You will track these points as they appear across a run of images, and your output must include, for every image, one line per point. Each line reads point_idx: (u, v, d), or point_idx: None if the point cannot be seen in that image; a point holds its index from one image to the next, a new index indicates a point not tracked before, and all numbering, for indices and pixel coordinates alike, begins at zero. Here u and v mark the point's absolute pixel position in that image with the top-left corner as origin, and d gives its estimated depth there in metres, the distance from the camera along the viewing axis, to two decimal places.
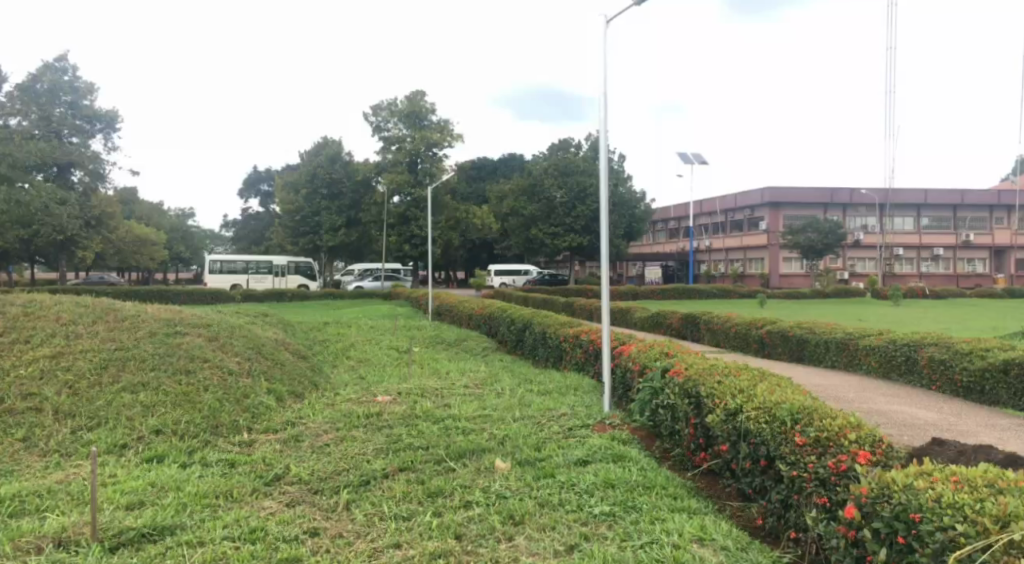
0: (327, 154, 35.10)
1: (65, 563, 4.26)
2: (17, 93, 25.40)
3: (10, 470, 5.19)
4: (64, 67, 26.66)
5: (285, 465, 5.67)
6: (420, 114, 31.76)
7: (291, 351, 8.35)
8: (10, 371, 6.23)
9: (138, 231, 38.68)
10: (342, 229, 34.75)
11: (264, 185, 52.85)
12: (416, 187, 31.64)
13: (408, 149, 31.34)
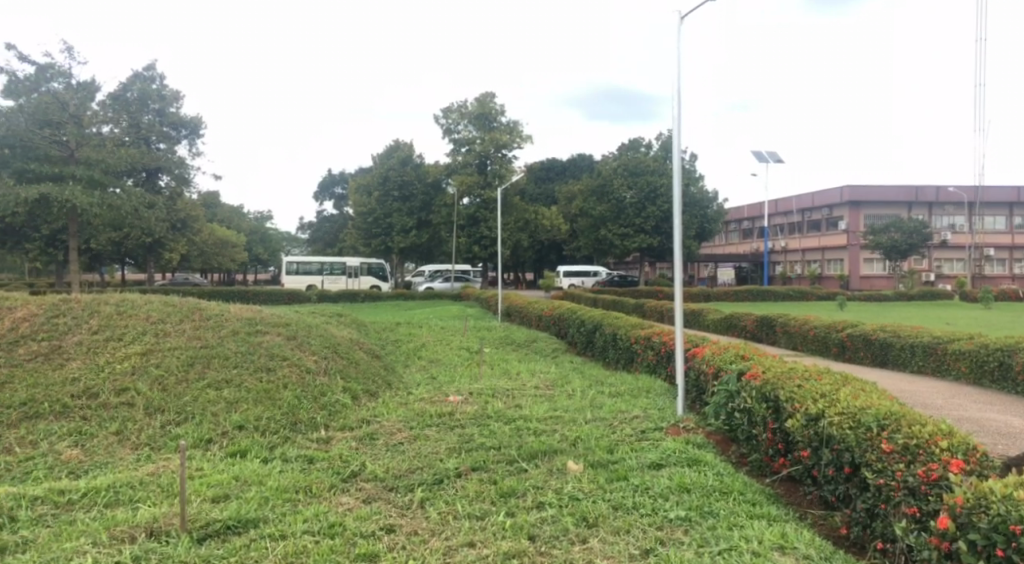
0: (399, 157, 35.65)
1: (157, 553, 4.48)
2: (109, 99, 23.57)
3: (106, 463, 5.44)
4: (152, 75, 27.07)
5: (361, 462, 5.78)
6: (489, 116, 31.98)
7: (366, 351, 8.49)
8: (105, 367, 6.53)
9: (221, 233, 40.18)
10: (414, 231, 34.79)
11: (338, 187, 54.17)
12: (486, 189, 32.03)
13: (478, 152, 31.67)
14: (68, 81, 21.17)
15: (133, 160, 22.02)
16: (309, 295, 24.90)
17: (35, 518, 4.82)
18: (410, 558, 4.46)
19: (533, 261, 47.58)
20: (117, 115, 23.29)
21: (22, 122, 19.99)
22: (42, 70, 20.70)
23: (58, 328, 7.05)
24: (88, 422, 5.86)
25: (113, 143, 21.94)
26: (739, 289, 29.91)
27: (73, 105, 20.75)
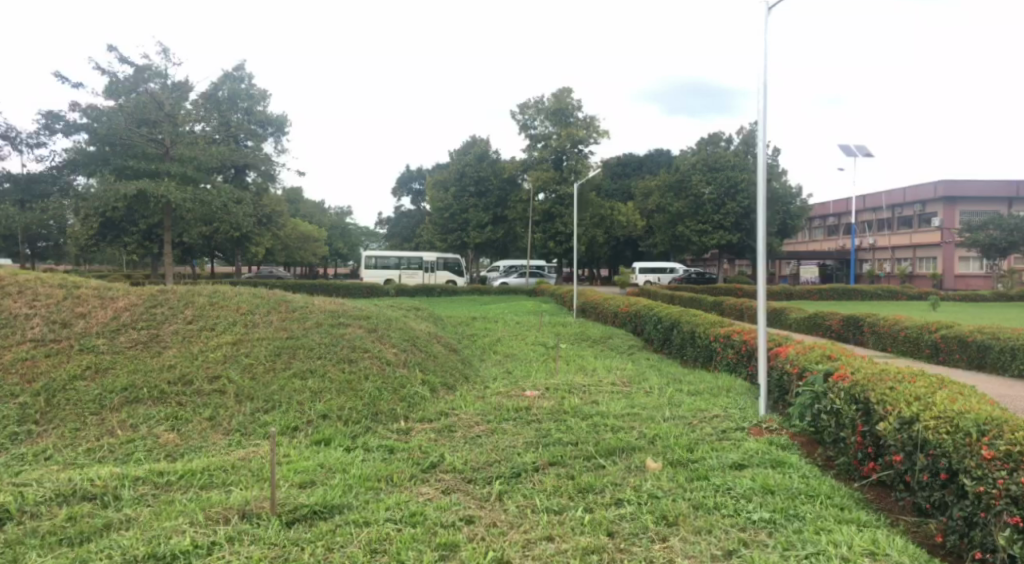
0: (475, 153, 35.87)
1: (250, 535, 4.66)
2: (200, 99, 22.73)
3: (200, 447, 5.68)
4: (241, 76, 28.59)
5: (440, 453, 5.87)
6: (566, 111, 31.80)
7: (443, 344, 8.63)
8: (199, 355, 6.81)
9: (305, 229, 41.27)
10: (489, 226, 35.29)
11: (415, 184, 55.12)
12: (563, 185, 31.90)
13: (554, 148, 31.61)
14: (163, 81, 21.73)
15: (223, 156, 22.23)
16: (389, 290, 25.29)
17: (137, 497, 5.08)
18: (490, 549, 4.52)
19: (608, 257, 47.34)
20: (209, 115, 22.80)
21: (121, 120, 20.46)
22: (140, 70, 21.17)
23: (156, 318, 7.39)
24: (183, 407, 6.11)
25: (206, 141, 22.20)
26: (824, 288, 29.25)
27: (168, 103, 21.10)
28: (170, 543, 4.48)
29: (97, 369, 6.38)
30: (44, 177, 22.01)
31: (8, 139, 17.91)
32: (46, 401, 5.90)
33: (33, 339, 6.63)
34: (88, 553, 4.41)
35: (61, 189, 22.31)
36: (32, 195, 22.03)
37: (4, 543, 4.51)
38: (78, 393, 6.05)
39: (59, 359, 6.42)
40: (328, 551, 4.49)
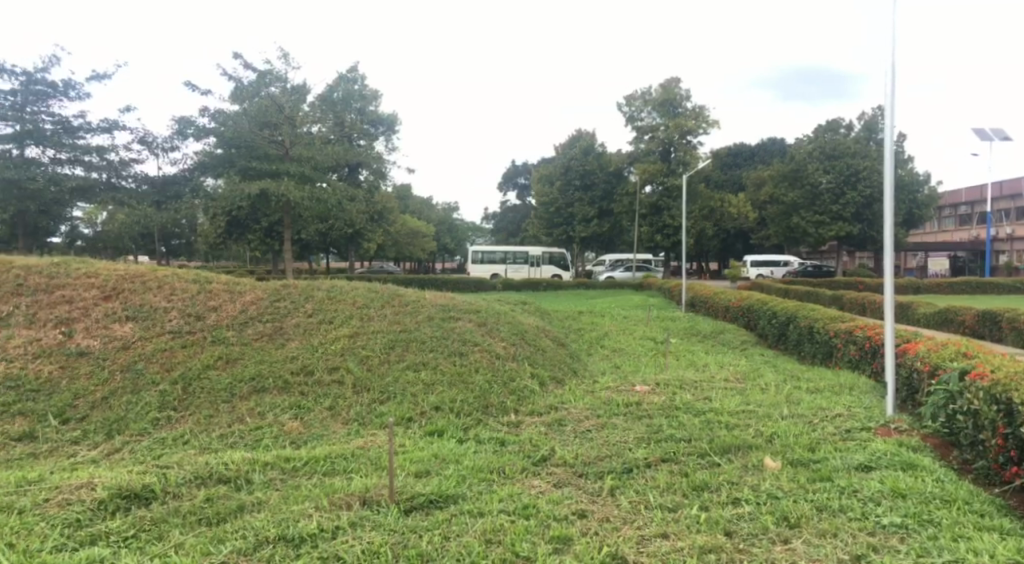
0: (582, 147, 35.28)
1: (371, 521, 4.83)
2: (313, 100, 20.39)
3: (322, 435, 5.93)
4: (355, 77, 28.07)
5: (551, 447, 5.89)
6: (674, 102, 30.71)
7: (551, 339, 8.66)
8: (319, 347, 7.11)
9: (414, 225, 42.12)
10: (594, 220, 34.90)
11: (521, 178, 55.46)
12: (670, 177, 30.75)
13: (661, 139, 30.62)
14: (284, 84, 19.66)
15: (341, 157, 19.77)
16: (496, 283, 25.32)
17: (267, 481, 5.35)
18: (604, 544, 4.50)
19: (717, 250, 46.13)
20: (327, 116, 20.41)
21: (245, 123, 18.43)
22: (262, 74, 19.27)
23: (279, 311, 7.75)
24: (305, 397, 6.40)
25: (323, 141, 19.75)
26: (955, 280, 27.49)
27: (288, 105, 18.88)
28: (298, 527, 4.70)
29: (227, 359, 6.76)
30: (178, 177, 19.84)
31: (144, 143, 17.78)
32: (184, 389, 6.29)
33: (170, 331, 7.08)
34: (224, 533, 4.69)
35: (193, 191, 19.84)
36: (166, 196, 19.75)
37: (149, 521, 4.84)
38: (211, 382, 6.42)
39: (192, 350, 6.83)
40: (445, 539, 4.60)
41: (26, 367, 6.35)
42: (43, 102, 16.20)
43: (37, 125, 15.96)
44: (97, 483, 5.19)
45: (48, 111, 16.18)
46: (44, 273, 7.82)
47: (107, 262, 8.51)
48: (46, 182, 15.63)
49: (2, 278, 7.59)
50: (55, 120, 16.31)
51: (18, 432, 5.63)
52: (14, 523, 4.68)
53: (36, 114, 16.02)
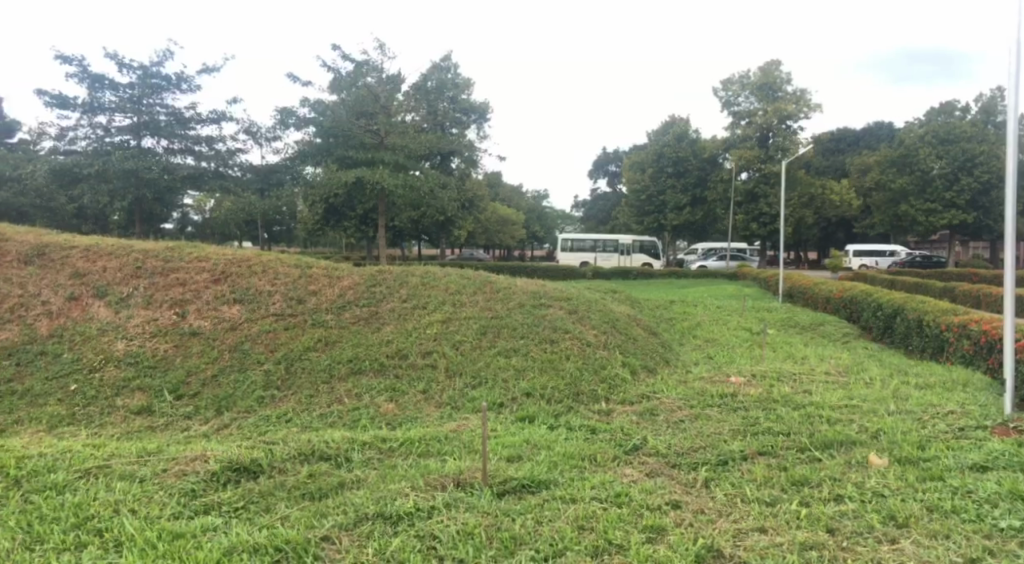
0: (675, 132, 34.06)
1: (466, 502, 4.92)
2: (411, 90, 20.41)
3: (416, 418, 6.07)
4: (449, 65, 26.09)
5: (643, 436, 5.84)
6: (773, 85, 29.30)
7: (643, 327, 8.57)
8: (414, 331, 7.29)
9: (503, 212, 41.95)
10: (687, 208, 33.71)
11: (612, 166, 54.82)
12: (766, 164, 29.08)
13: (759, 124, 28.99)
14: (380, 74, 19.55)
15: (433, 145, 19.80)
16: (586, 272, 24.97)
17: (365, 460, 5.53)
18: (700, 536, 4.44)
19: (817, 239, 44.39)
20: (421, 104, 20.45)
21: (342, 113, 18.64)
22: (360, 64, 19.24)
23: (375, 296, 7.97)
24: (400, 379, 6.56)
25: (416, 130, 19.84)
26: None
27: (383, 95, 19.14)
28: (396, 505, 4.83)
29: (326, 342, 7.00)
30: (280, 165, 19.26)
31: (249, 133, 18.32)
32: (286, 369, 6.56)
33: (274, 313, 7.38)
34: (327, 508, 4.87)
35: (294, 180, 19.61)
36: (269, 185, 19.18)
37: (259, 493, 5.08)
38: (312, 363, 6.67)
39: (295, 332, 7.10)
40: (538, 524, 4.65)
41: (145, 345, 6.74)
42: (158, 96, 16.53)
43: (153, 116, 16.36)
44: (209, 456, 5.48)
45: (162, 103, 16.51)
46: (160, 257, 8.26)
47: (216, 247, 8.93)
48: (161, 171, 15.87)
49: (122, 260, 8.06)
50: (169, 112, 16.62)
51: (137, 405, 5.99)
52: (137, 490, 5.00)
53: (152, 106, 16.38)
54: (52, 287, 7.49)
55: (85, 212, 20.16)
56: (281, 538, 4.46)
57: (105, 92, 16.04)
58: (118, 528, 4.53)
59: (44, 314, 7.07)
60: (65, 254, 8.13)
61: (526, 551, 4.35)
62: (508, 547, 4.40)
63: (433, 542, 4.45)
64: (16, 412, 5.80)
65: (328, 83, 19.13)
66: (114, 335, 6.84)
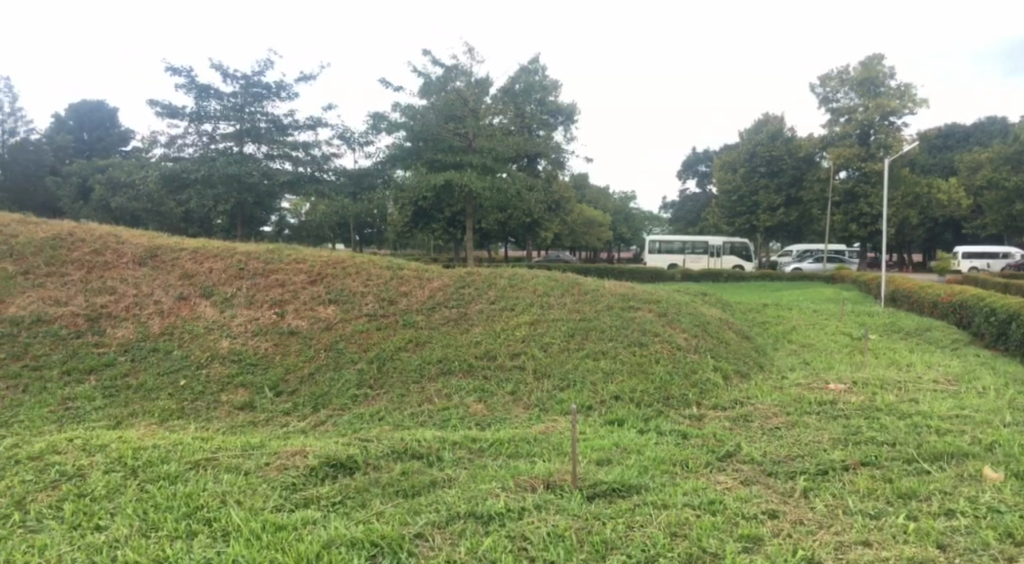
0: (769, 131, 32.66)
1: (556, 504, 4.92)
2: (498, 94, 20.33)
3: (505, 419, 6.12)
4: (537, 68, 26.16)
5: (737, 443, 5.71)
6: (875, 81, 27.50)
7: (735, 331, 8.39)
8: (502, 333, 7.36)
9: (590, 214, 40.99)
10: (781, 209, 31.92)
11: (702, 166, 53.65)
12: (867, 162, 27.60)
13: (859, 121, 27.50)
14: (468, 78, 19.48)
15: (519, 146, 19.71)
16: (675, 274, 24.38)
17: (456, 459, 5.61)
18: (798, 547, 4.32)
19: (922, 241, 42.07)
20: (509, 107, 20.27)
21: (433, 117, 18.51)
22: (448, 68, 19.19)
23: (464, 298, 8.08)
24: (488, 381, 6.63)
25: (504, 133, 19.72)
26: None
27: (472, 98, 19.01)
28: (486, 505, 4.88)
29: (416, 343, 7.14)
30: (371, 169, 18.92)
31: (344, 138, 18.81)
32: (379, 369, 6.73)
33: (366, 314, 7.58)
34: (419, 506, 4.95)
35: (385, 184, 19.19)
36: (361, 189, 18.88)
37: (355, 489, 5.22)
38: (404, 362, 6.83)
39: (386, 333, 7.28)
40: (629, 529, 4.60)
41: (247, 344, 7.04)
42: (260, 104, 17.24)
43: (254, 123, 17.04)
44: (307, 452, 5.66)
45: (263, 110, 17.15)
46: (261, 259, 8.62)
47: (313, 249, 9.25)
48: (261, 176, 16.53)
49: (226, 262, 8.46)
50: (269, 119, 17.26)
51: (241, 401, 6.25)
52: (242, 482, 5.22)
53: (254, 114, 17.04)
54: (163, 287, 7.90)
55: (190, 216, 21.35)
56: (377, 533, 4.56)
57: (211, 100, 16.82)
58: (226, 518, 4.75)
59: (156, 312, 7.48)
60: (175, 255, 8.59)
61: (618, 556, 4.31)
62: (600, 551, 4.37)
63: (525, 543, 4.48)
64: (131, 405, 6.15)
65: (418, 88, 19.06)
66: (219, 334, 7.17)
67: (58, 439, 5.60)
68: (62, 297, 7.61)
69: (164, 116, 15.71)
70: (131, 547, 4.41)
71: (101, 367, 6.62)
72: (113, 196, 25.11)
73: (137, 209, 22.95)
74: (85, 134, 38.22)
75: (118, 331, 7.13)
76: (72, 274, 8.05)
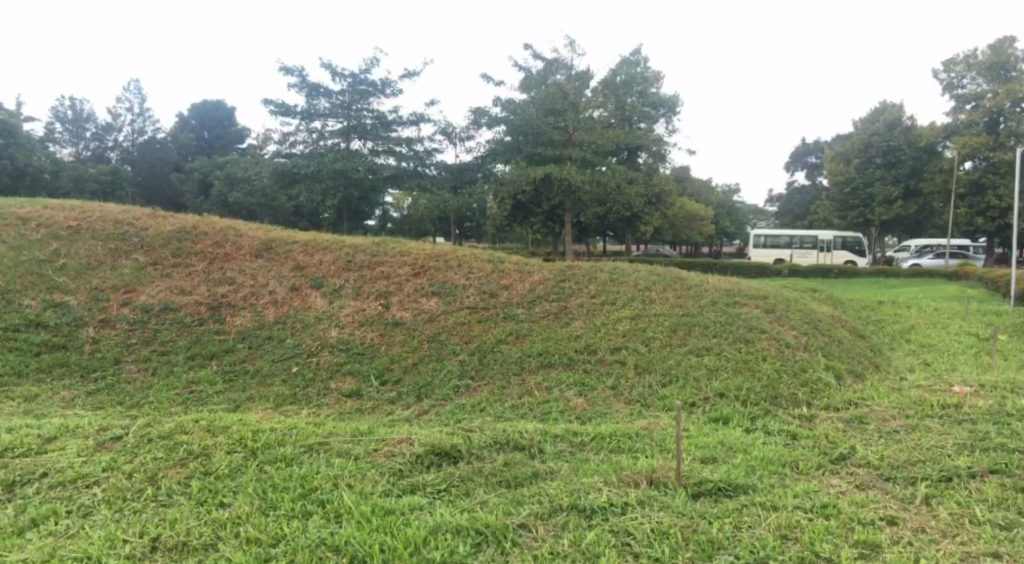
0: (886, 120, 30.45)
1: (661, 501, 4.86)
2: (599, 87, 20.34)
3: (605, 413, 6.11)
4: (638, 59, 25.70)
5: (852, 445, 5.49)
6: (1007, 65, 25.24)
7: (849, 330, 8.07)
8: (603, 327, 7.36)
9: (694, 208, 39.71)
10: (899, 202, 29.67)
11: (811, 158, 51.56)
12: (996, 152, 25.40)
13: (986, 108, 25.42)
14: (568, 72, 19.36)
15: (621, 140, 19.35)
16: (782, 269, 23.56)
17: (558, 453, 5.63)
18: (920, 557, 4.12)
19: None
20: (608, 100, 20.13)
21: (532, 110, 18.54)
22: (549, 62, 19.19)
23: (565, 291, 8.11)
24: (589, 374, 6.65)
25: (603, 126, 19.48)
26: None
27: (572, 92, 18.81)
28: (589, 498, 4.87)
29: (517, 335, 7.23)
30: (472, 164, 19.94)
31: (446, 134, 19.18)
32: (480, 360, 6.86)
33: (468, 306, 7.73)
34: (522, 497, 5.00)
35: (486, 178, 19.94)
36: (462, 183, 19.99)
37: (459, 477, 5.31)
38: (504, 354, 6.93)
39: (487, 325, 7.41)
40: (737, 530, 4.50)
41: (354, 333, 7.29)
42: (366, 102, 17.72)
43: (360, 120, 17.55)
44: (413, 439, 5.81)
45: (370, 107, 17.67)
46: (368, 252, 8.91)
47: (415, 242, 9.46)
48: (367, 171, 17.00)
49: (335, 255, 8.78)
50: (375, 115, 17.77)
51: (349, 389, 6.49)
52: (353, 466, 5.39)
53: (360, 111, 17.59)
54: (277, 278, 8.28)
55: (300, 211, 22.38)
56: (482, 522, 4.63)
57: (320, 99, 17.51)
58: (338, 500, 4.92)
59: (271, 302, 7.85)
60: (288, 248, 8.97)
61: (725, 556, 4.24)
62: (706, 550, 4.30)
63: (628, 539, 4.44)
64: (248, 390, 6.47)
65: (518, 82, 19.19)
66: (328, 324, 7.45)
67: (185, 421, 5.95)
68: (186, 286, 8.09)
69: (277, 114, 16.45)
70: (253, 525, 4.64)
71: (221, 353, 7.00)
72: (231, 191, 26.84)
73: (252, 204, 24.33)
74: (206, 133, 39.85)
75: (236, 319, 7.53)
76: (195, 264, 8.54)
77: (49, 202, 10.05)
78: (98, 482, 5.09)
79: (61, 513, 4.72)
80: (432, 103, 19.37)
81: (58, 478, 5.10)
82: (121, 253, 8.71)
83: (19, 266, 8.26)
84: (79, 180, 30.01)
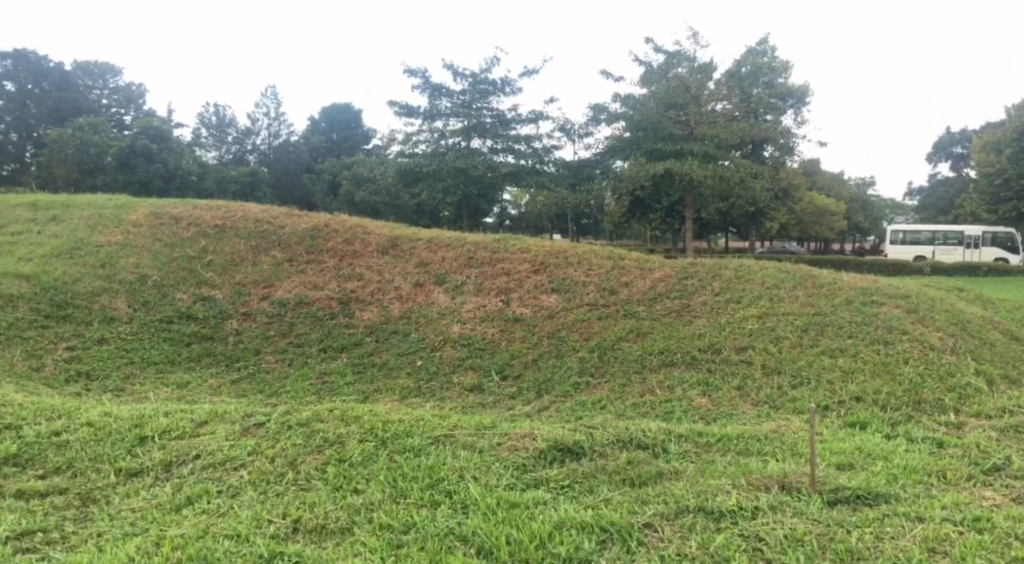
0: None
1: (795, 505, 4.69)
2: (725, 79, 19.75)
3: (732, 415, 5.99)
4: (766, 50, 24.61)
5: (1007, 456, 5.11)
6: None
7: (1001, 332, 7.53)
8: (727, 325, 7.20)
9: (822, 203, 37.88)
10: None
11: (956, 148, 48.44)
12: None
13: None
14: (692, 63, 18.55)
15: (745, 134, 18.61)
16: (925, 266, 22.05)
17: (682, 453, 5.54)
18: None
19: None
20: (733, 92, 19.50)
21: (652, 105, 18.21)
22: (671, 55, 18.40)
23: (687, 289, 7.97)
24: (713, 374, 6.54)
25: (727, 119, 18.88)
26: None
27: (696, 85, 18.23)
28: (717, 501, 4.75)
29: (637, 333, 7.19)
30: (591, 161, 19.94)
31: (564, 131, 19.21)
32: (600, 357, 6.87)
33: (588, 303, 7.75)
34: (647, 496, 4.95)
35: (604, 174, 19.90)
36: (581, 180, 20.07)
37: (583, 473, 5.31)
38: (625, 352, 6.92)
39: (608, 322, 7.40)
40: (879, 540, 4.27)
41: (476, 329, 7.46)
42: (486, 100, 18.06)
43: (480, 118, 17.91)
44: (536, 435, 5.85)
45: (490, 107, 17.99)
46: (489, 249, 9.05)
47: (535, 239, 9.54)
48: (486, 168, 17.33)
49: (457, 252, 8.99)
50: (494, 114, 18.05)
51: (470, 383, 6.64)
52: (478, 459, 5.49)
53: (481, 110, 17.97)
54: (401, 274, 8.57)
55: (420, 210, 23.10)
56: (607, 519, 4.62)
57: (443, 99, 17.92)
58: (465, 492, 5.03)
59: (396, 297, 8.13)
60: (413, 246, 9.24)
61: None
62: (845, 560, 4.12)
63: (759, 543, 4.31)
64: (377, 382, 6.74)
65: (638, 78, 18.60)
66: (450, 319, 7.64)
67: (322, 410, 6.25)
68: (317, 282, 8.49)
69: (402, 115, 16.91)
70: (384, 511, 4.80)
71: (350, 346, 7.32)
72: (357, 191, 28.03)
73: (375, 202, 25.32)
74: (335, 135, 41.86)
75: (365, 314, 7.84)
76: (327, 261, 8.96)
77: (201, 203, 10.82)
78: (244, 465, 5.43)
79: (212, 492, 5.05)
80: (551, 102, 19.42)
81: (209, 460, 5.47)
82: (260, 249, 9.24)
83: (171, 262, 8.94)
84: (222, 181, 31.99)
